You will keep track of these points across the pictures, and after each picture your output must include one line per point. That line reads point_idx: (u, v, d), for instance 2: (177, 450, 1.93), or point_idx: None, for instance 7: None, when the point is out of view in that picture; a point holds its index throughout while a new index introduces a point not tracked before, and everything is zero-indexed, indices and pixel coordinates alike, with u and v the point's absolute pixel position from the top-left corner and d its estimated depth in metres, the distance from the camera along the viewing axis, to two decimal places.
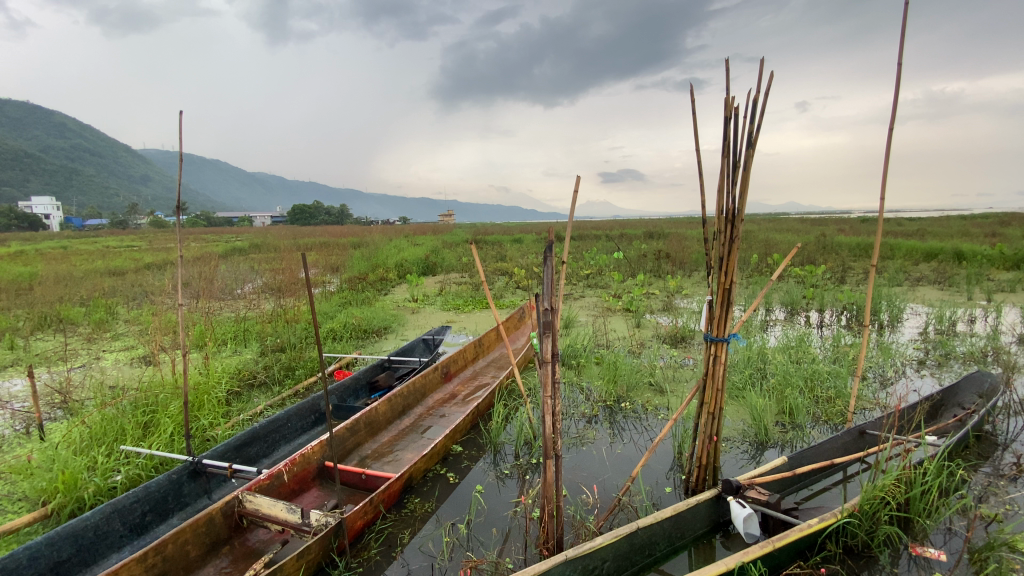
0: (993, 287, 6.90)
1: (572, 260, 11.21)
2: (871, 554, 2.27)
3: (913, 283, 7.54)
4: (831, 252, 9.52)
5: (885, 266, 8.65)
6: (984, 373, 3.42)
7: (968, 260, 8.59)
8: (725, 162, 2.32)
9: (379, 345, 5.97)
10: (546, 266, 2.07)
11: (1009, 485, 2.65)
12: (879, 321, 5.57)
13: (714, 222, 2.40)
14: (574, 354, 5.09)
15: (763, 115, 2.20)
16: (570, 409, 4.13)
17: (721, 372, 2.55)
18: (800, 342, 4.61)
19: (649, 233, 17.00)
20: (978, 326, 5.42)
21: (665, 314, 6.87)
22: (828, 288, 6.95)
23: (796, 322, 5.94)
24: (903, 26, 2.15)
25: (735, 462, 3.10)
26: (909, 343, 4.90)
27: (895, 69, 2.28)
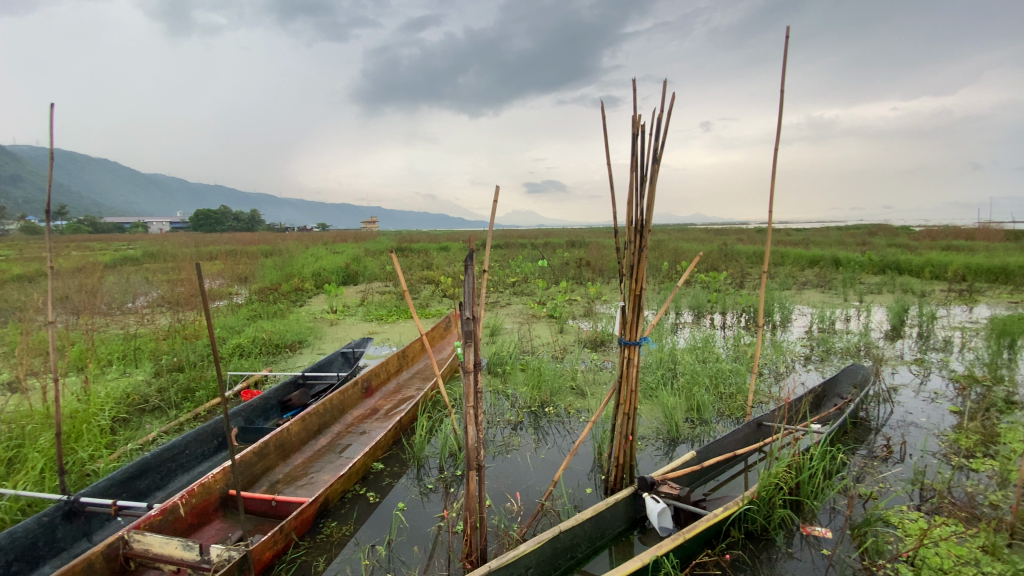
0: (863, 289, 7.89)
1: (497, 267, 11.32)
2: (769, 537, 2.47)
3: (800, 287, 8.42)
4: (731, 259, 10.42)
5: (776, 272, 9.61)
6: (857, 365, 3.89)
7: (843, 266, 9.78)
8: (634, 176, 2.44)
9: (293, 360, 5.61)
10: (467, 274, 2.04)
11: (881, 464, 3.01)
12: (772, 321, 6.16)
13: (625, 232, 2.53)
14: (499, 362, 5.09)
15: (667, 131, 2.35)
16: (495, 417, 4.11)
17: (635, 373, 2.67)
18: (706, 342, 4.95)
19: (571, 241, 17.57)
20: (852, 324, 6.15)
21: (586, 320, 7.11)
22: (729, 292, 7.59)
23: (702, 324, 6.41)
24: (783, 57, 2.41)
25: (650, 460, 3.24)
26: (797, 340, 5.46)
27: (778, 94, 2.54)
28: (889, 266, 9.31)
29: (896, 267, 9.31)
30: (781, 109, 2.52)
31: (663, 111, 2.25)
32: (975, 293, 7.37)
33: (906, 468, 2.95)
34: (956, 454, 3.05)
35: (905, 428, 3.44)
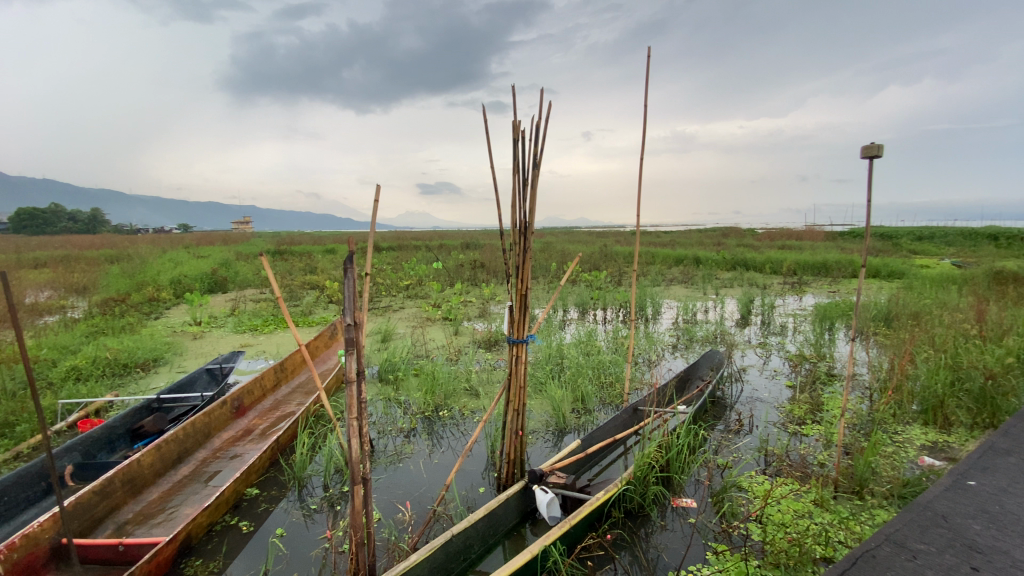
0: (719, 284, 8.98)
1: (387, 270, 10.98)
2: (645, 513, 2.69)
3: (669, 283, 9.35)
4: (611, 258, 11.25)
5: (649, 269, 10.56)
6: (714, 351, 4.42)
7: (703, 263, 11.06)
8: (517, 179, 2.51)
9: (148, 381, 4.90)
10: (347, 278, 1.94)
11: (735, 436, 3.44)
12: (645, 315, 6.75)
13: (510, 234, 2.59)
14: (391, 368, 4.91)
15: (546, 139, 2.44)
16: (386, 427, 3.97)
17: (523, 371, 2.75)
18: (590, 337, 5.27)
19: (463, 243, 17.63)
20: (711, 314, 6.96)
21: (480, 320, 7.18)
22: (609, 289, 8.17)
23: (586, 319, 6.82)
24: (644, 77, 2.66)
25: (540, 453, 3.36)
26: (666, 331, 6.05)
27: (642, 109, 2.79)
28: (739, 263, 10.73)
29: (744, 264, 10.73)
30: (644, 121, 2.78)
31: (541, 119, 2.34)
32: (802, 285, 8.76)
33: (754, 437, 3.41)
34: (791, 422, 3.58)
35: (752, 403, 3.97)
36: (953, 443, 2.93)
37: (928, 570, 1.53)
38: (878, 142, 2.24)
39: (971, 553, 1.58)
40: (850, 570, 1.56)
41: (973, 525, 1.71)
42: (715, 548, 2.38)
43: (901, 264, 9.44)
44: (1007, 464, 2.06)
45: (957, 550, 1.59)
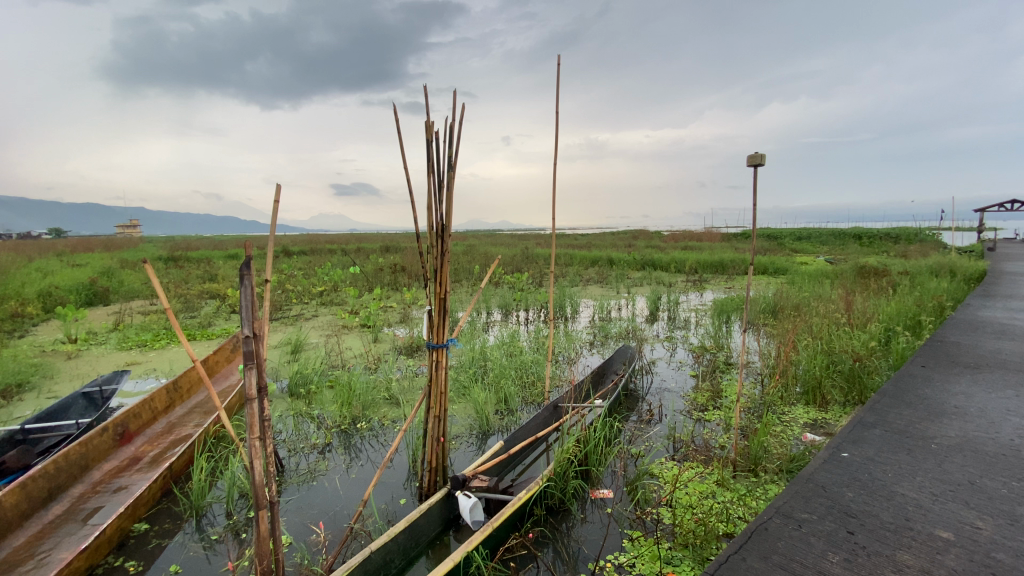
0: (631, 283, 9.50)
1: (299, 275, 10.37)
2: (565, 508, 2.76)
3: (586, 283, 9.72)
4: (531, 260, 11.50)
5: (567, 270, 10.91)
6: (627, 346, 4.65)
7: (616, 263, 11.65)
8: (432, 180, 2.46)
9: (8, 411, 4.20)
10: (244, 286, 1.78)
11: (647, 426, 3.64)
12: (564, 314, 6.96)
13: (427, 236, 2.52)
14: (304, 381, 4.61)
15: (460, 140, 2.41)
16: (297, 444, 3.72)
17: (443, 376, 2.70)
18: (512, 338, 5.32)
19: (382, 246, 17.11)
20: (624, 312, 7.33)
21: (401, 326, 7.00)
22: (530, 290, 8.32)
23: (509, 320, 6.89)
24: (554, 82, 2.73)
25: (464, 457, 3.31)
26: (584, 329, 6.28)
27: (553, 112, 2.86)
28: (649, 263, 11.42)
29: (653, 264, 11.43)
30: (555, 124, 2.85)
31: (455, 120, 2.31)
32: (703, 282, 9.52)
33: (663, 426, 3.63)
34: (695, 409, 3.86)
35: (661, 393, 4.23)
36: (830, 419, 3.31)
37: (812, 537, 1.69)
38: (760, 152, 2.47)
39: (845, 517, 1.77)
40: (747, 545, 1.68)
41: (847, 492, 1.92)
42: (631, 535, 2.49)
43: (784, 262, 10.57)
44: (874, 435, 2.34)
45: (836, 517, 1.77)
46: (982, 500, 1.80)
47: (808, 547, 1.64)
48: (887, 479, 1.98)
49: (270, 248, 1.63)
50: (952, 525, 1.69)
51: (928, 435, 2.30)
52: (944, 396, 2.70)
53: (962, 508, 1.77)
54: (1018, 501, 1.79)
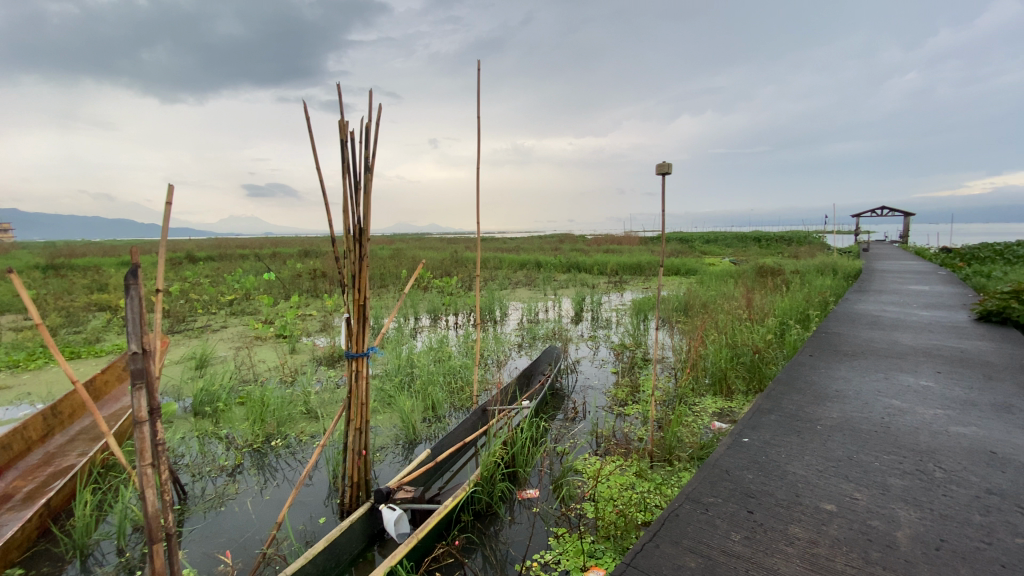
0: (558, 285, 9.74)
1: (207, 283, 9.56)
2: (493, 512, 2.75)
3: (514, 286, 9.83)
4: (460, 264, 11.44)
5: (496, 274, 10.99)
6: (552, 347, 4.74)
7: (544, 266, 11.91)
8: (348, 182, 2.34)
9: None
10: (129, 297, 1.58)
11: (571, 424, 3.73)
12: (493, 317, 6.99)
13: (343, 241, 2.41)
14: (211, 398, 4.25)
15: (377, 141, 2.32)
16: (202, 468, 3.41)
17: (364, 386, 2.59)
18: (440, 343, 5.23)
19: (302, 250, 16.24)
20: (551, 313, 7.49)
21: (322, 334, 6.67)
22: (459, 295, 8.27)
23: (437, 325, 6.78)
24: (474, 87, 2.72)
25: (389, 469, 3.20)
26: (513, 331, 6.33)
27: (474, 116, 2.84)
28: (574, 265, 11.78)
29: (578, 266, 11.80)
30: (476, 126, 2.83)
31: (372, 121, 2.22)
32: (624, 283, 9.97)
33: (587, 422, 3.73)
34: (616, 405, 4.02)
35: (585, 391, 4.36)
36: (735, 408, 3.58)
37: (717, 519, 1.81)
38: (668, 161, 2.62)
39: (746, 498, 1.92)
40: (660, 532, 1.77)
41: (747, 474, 2.09)
42: (557, 532, 2.53)
43: (695, 263, 11.35)
44: (771, 420, 2.56)
45: (738, 499, 1.91)
46: (859, 473, 2.03)
47: (714, 529, 1.75)
48: (781, 459, 2.18)
49: (161, 255, 1.46)
50: (835, 497, 1.88)
51: (815, 418, 2.56)
52: (828, 382, 3.02)
53: (843, 482, 1.98)
54: (888, 472, 2.03)
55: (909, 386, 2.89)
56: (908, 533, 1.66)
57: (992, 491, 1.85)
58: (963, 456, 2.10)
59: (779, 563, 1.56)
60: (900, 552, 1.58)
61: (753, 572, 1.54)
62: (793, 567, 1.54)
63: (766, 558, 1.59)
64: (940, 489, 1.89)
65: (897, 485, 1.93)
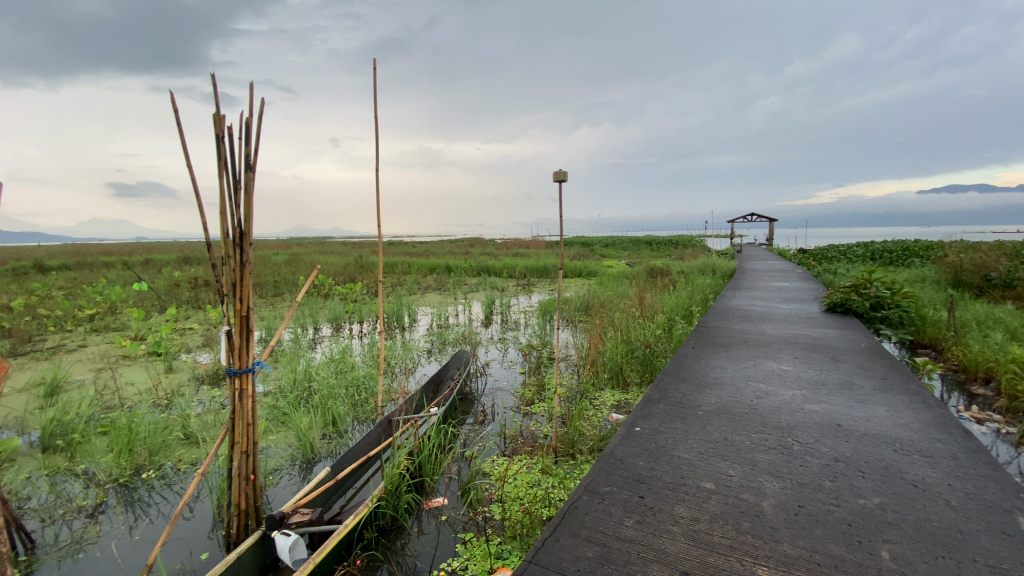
0: (467, 289, 9.73)
1: (60, 296, 8.23)
2: (398, 525, 2.65)
3: (423, 290, 9.66)
4: (366, 269, 11.00)
5: (404, 279, 10.72)
6: (461, 351, 4.71)
7: (454, 271, 11.84)
8: (225, 183, 2.15)
9: None
10: None
11: (480, 427, 3.73)
12: (401, 323, 6.79)
13: (221, 246, 2.20)
14: (62, 431, 3.65)
15: (260, 139, 2.15)
16: (52, 511, 2.92)
17: (249, 406, 2.39)
18: (342, 354, 4.97)
19: (183, 257, 14.61)
20: (461, 317, 7.45)
21: (206, 350, 6.04)
22: (364, 302, 7.94)
23: (341, 334, 6.44)
24: (370, 88, 2.63)
25: (284, 492, 2.97)
26: (421, 337, 6.20)
27: (372, 117, 2.74)
28: (484, 269, 11.85)
29: (487, 270, 11.88)
30: (373, 127, 2.73)
31: (253, 116, 2.05)
32: (531, 286, 10.21)
33: (496, 424, 3.76)
34: (524, 404, 4.10)
35: (493, 393, 4.40)
36: (631, 400, 3.81)
37: (612, 507, 1.91)
38: (563, 169, 2.73)
39: (637, 484, 2.05)
40: (560, 526, 1.83)
41: (638, 462, 2.23)
42: (464, 537, 2.51)
43: (597, 265, 11.98)
44: (660, 409, 2.76)
45: (630, 486, 2.03)
46: (733, 452, 2.25)
47: (609, 516, 1.85)
48: (668, 445, 2.36)
49: None
50: (713, 476, 2.07)
51: (697, 404, 2.80)
52: (708, 371, 3.33)
53: (719, 461, 2.19)
54: (756, 449, 2.28)
55: (773, 371, 3.28)
56: (772, 502, 1.87)
57: (837, 459, 2.15)
58: (815, 430, 2.42)
59: (665, 543, 1.68)
60: (766, 520, 1.77)
61: (644, 553, 1.64)
62: (678, 544, 1.67)
63: (655, 539, 1.71)
64: (797, 460, 2.17)
65: (764, 460, 2.18)
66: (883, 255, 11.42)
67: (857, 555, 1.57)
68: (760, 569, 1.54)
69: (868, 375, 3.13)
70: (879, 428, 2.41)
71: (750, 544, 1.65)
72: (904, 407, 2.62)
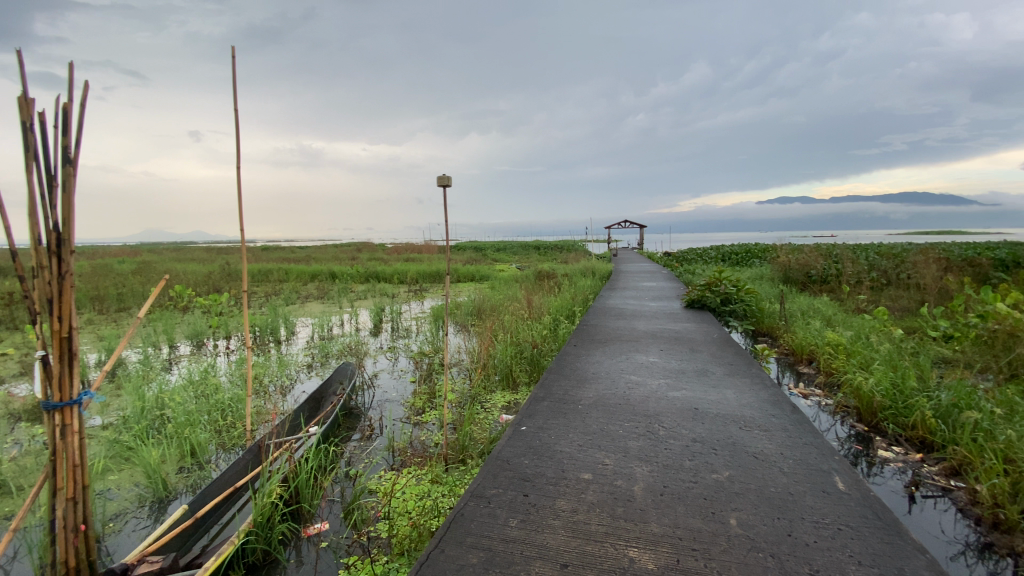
0: (353, 296, 9.28)
1: None
2: (272, 559, 2.41)
3: (303, 300, 9.01)
4: (235, 278, 9.97)
5: (282, 287, 9.91)
6: (345, 363, 4.45)
7: (338, 278, 11.23)
8: (34, 179, 1.79)
9: None
10: None
11: (367, 443, 3.55)
12: (277, 337, 6.25)
13: (29, 255, 1.83)
14: None
15: (83, 129, 1.83)
16: None
17: (75, 444, 2.00)
18: (204, 375, 4.43)
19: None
20: (345, 327, 7.07)
21: (22, 380, 4.99)
22: (233, 315, 7.18)
23: (204, 351, 5.75)
24: (229, 80, 2.37)
25: (129, 539, 2.55)
26: (300, 351, 5.77)
27: (233, 109, 2.45)
28: (371, 276, 11.40)
29: (375, 277, 11.44)
30: (235, 121, 2.46)
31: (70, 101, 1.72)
32: (422, 291, 10.06)
33: (383, 438, 3.61)
34: (414, 414, 3.99)
35: (381, 405, 4.23)
36: (520, 400, 3.90)
37: (497, 509, 1.92)
38: (447, 174, 2.71)
39: (522, 483, 2.09)
40: (445, 536, 1.79)
41: (524, 460, 2.28)
42: (347, 561, 2.35)
43: (487, 270, 12.15)
44: (544, 406, 2.86)
45: (514, 486, 2.06)
46: (608, 442, 2.41)
47: (493, 520, 1.86)
48: (551, 441, 2.45)
49: None
50: (591, 466, 2.19)
51: (577, 399, 2.95)
52: (588, 367, 3.52)
53: (597, 452, 2.32)
54: (628, 436, 2.46)
55: (644, 363, 3.57)
56: (642, 486, 2.02)
57: (695, 439, 2.40)
58: (678, 415, 2.68)
59: (547, 538, 1.73)
60: (637, 503, 1.91)
61: (526, 552, 1.67)
62: (559, 538, 1.73)
63: (537, 536, 1.75)
64: (663, 443, 2.38)
65: (635, 446, 2.35)
66: (732, 256, 13.08)
67: (711, 526, 1.76)
68: (631, 551, 1.65)
69: (720, 362, 3.55)
70: (728, 409, 2.74)
71: (623, 528, 1.77)
72: (747, 389, 3.01)
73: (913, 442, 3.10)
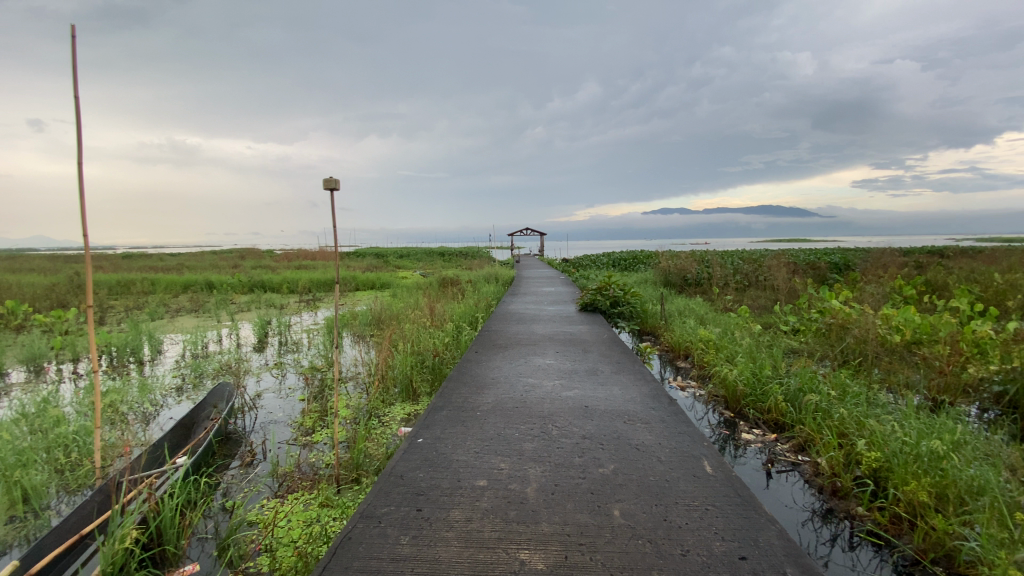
0: (234, 309, 8.48)
1: None
2: None
3: (173, 314, 8.05)
4: (86, 292, 8.62)
5: (147, 300, 8.77)
6: (221, 384, 4.04)
7: (217, 288, 10.20)
8: None
9: None
10: None
11: (247, 470, 3.25)
12: (139, 357, 5.51)
13: None
14: None
15: None
16: None
17: None
18: (42, 407, 3.77)
19: None
20: (223, 343, 6.43)
21: None
22: (81, 334, 6.19)
23: (42, 378, 4.89)
24: (69, 64, 2.06)
25: None
26: (168, 372, 5.14)
27: (73, 96, 2.12)
28: (256, 286, 10.51)
29: (262, 286, 10.58)
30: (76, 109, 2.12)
31: None
32: (315, 301, 9.48)
33: (267, 463, 3.33)
34: (303, 434, 3.74)
35: (265, 427, 3.90)
36: (419, 410, 3.83)
37: (388, 528, 1.86)
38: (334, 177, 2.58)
39: (416, 497, 2.05)
40: (332, 562, 1.69)
41: (419, 473, 2.23)
42: None
43: (387, 277, 11.79)
44: (441, 416, 2.83)
45: (407, 501, 2.01)
46: (504, 446, 2.44)
47: (384, 540, 1.79)
48: (448, 451, 2.42)
49: None
50: (486, 473, 2.21)
51: (475, 406, 2.96)
52: (487, 373, 3.55)
53: (492, 457, 2.35)
54: (523, 439, 2.51)
55: (540, 366, 3.68)
56: (534, 487, 2.08)
57: (585, 436, 2.52)
58: (569, 414, 2.80)
59: (439, 551, 1.71)
60: (529, 505, 1.96)
61: (418, 569, 1.63)
62: (451, 550, 1.71)
63: (429, 550, 1.72)
64: (555, 443, 2.46)
65: (529, 448, 2.41)
66: (622, 262, 14.01)
67: (596, 519, 1.85)
68: (522, 553, 1.68)
69: (609, 361, 3.77)
70: (614, 405, 2.92)
71: (515, 532, 1.80)
72: (631, 385, 3.23)
73: (769, 424, 3.54)
